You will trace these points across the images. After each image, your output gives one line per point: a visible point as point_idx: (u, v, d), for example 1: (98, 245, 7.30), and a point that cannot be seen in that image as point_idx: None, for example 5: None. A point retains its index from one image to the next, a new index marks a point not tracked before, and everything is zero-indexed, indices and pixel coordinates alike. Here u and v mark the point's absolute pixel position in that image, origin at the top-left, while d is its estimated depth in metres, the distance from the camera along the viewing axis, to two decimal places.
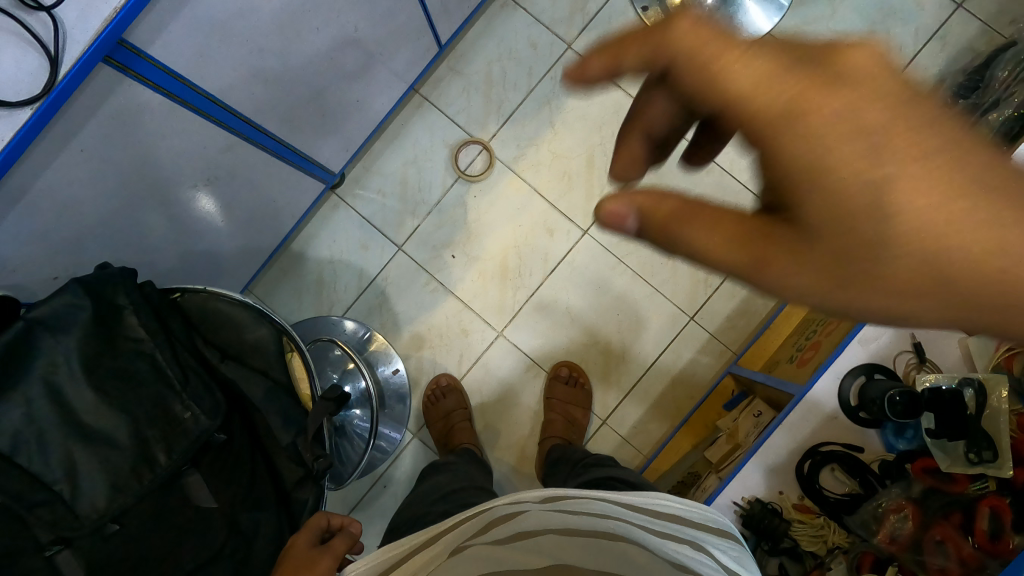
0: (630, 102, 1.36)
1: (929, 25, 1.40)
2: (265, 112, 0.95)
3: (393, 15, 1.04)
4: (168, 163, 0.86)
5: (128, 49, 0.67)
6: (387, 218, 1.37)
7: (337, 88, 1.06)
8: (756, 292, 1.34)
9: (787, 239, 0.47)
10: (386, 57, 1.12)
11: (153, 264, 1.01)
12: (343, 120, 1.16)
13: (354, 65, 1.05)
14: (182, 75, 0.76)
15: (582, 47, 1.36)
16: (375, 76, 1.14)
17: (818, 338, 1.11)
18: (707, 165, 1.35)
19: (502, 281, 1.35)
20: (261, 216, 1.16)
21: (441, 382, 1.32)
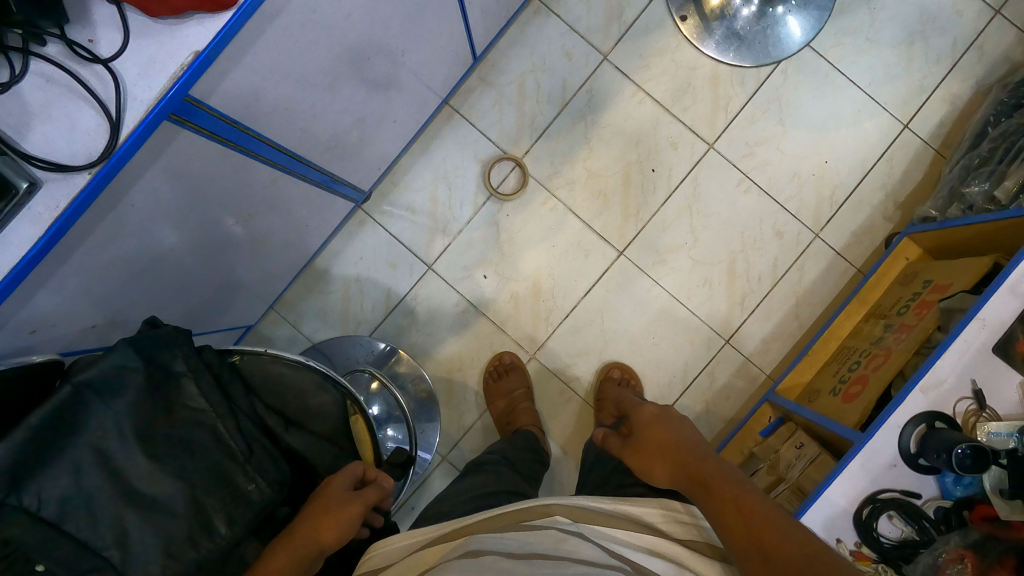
0: (667, 118, 1.31)
1: (966, 34, 1.33)
2: (307, 141, 0.89)
3: (427, 30, 0.96)
4: (212, 202, 0.80)
5: (197, 106, 0.62)
6: (416, 237, 1.34)
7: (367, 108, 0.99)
8: (791, 315, 1.33)
9: (717, 496, 0.69)
10: (417, 70, 1.05)
11: (185, 297, 0.96)
12: (372, 135, 1.10)
13: (384, 82, 0.98)
14: (242, 123, 0.72)
15: (619, 58, 1.31)
16: (405, 87, 1.06)
17: (863, 372, 1.10)
18: (746, 184, 1.32)
19: (536, 303, 1.34)
20: (286, 232, 1.11)
21: (504, 360, 1.32)
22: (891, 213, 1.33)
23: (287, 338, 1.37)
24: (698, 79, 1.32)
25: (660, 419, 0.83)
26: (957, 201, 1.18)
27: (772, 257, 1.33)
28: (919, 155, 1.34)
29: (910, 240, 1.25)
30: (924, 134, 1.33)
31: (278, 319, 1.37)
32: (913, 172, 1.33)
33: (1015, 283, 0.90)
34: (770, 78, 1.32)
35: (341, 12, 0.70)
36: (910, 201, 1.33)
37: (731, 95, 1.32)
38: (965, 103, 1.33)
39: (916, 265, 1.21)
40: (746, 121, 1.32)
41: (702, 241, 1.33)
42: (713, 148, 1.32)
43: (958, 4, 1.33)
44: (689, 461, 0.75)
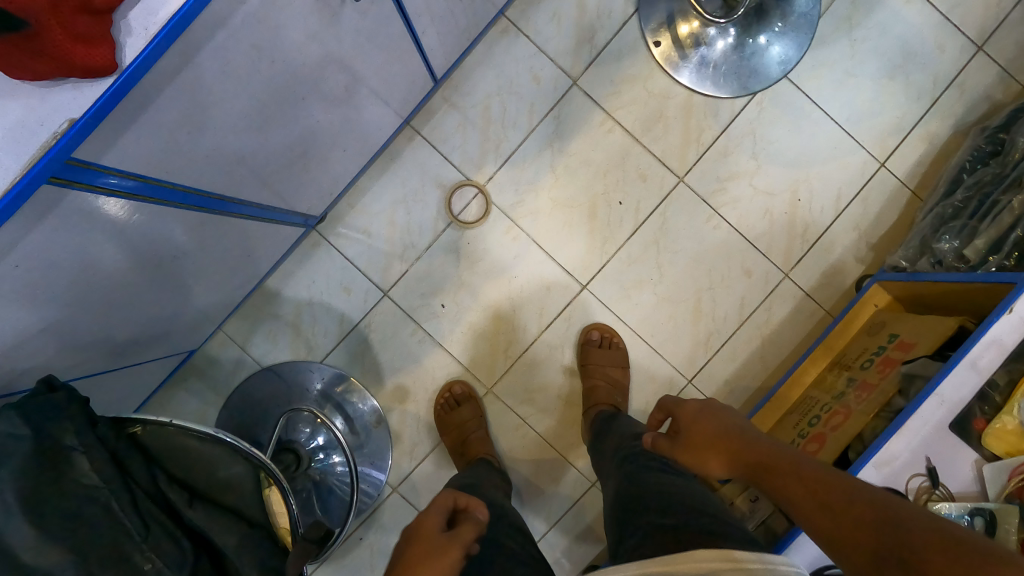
0: (636, 148, 1.26)
1: (948, 70, 1.27)
2: (234, 178, 0.84)
3: (368, 59, 0.90)
4: (127, 252, 0.75)
5: (91, 168, 0.58)
6: (372, 261, 1.30)
7: (304, 137, 0.93)
8: (756, 357, 1.29)
9: (777, 475, 0.66)
10: (363, 97, 0.99)
11: (112, 336, 0.92)
12: (316, 161, 1.04)
13: (324, 112, 0.92)
14: (156, 176, 0.68)
15: (588, 84, 1.25)
16: (350, 113, 1.00)
17: (821, 430, 1.07)
18: (715, 221, 1.27)
19: (495, 333, 1.30)
20: (225, 262, 1.06)
21: (455, 390, 1.28)
22: (864, 254, 1.29)
23: (235, 359, 1.34)
24: (670, 109, 1.26)
25: (703, 412, 0.78)
26: (924, 254, 1.15)
27: (739, 295, 1.29)
28: (895, 195, 1.29)
29: (880, 286, 1.20)
30: (901, 174, 1.28)
31: (226, 340, 1.34)
32: (888, 213, 1.28)
33: (974, 358, 0.86)
34: (745, 110, 1.27)
35: (252, 60, 0.64)
36: (883, 243, 1.28)
37: (704, 127, 1.27)
38: (944, 141, 1.28)
39: (882, 316, 1.17)
40: (718, 155, 1.27)
41: (669, 277, 1.28)
42: (683, 181, 1.27)
43: (941, 38, 1.27)
44: (742, 449, 0.72)
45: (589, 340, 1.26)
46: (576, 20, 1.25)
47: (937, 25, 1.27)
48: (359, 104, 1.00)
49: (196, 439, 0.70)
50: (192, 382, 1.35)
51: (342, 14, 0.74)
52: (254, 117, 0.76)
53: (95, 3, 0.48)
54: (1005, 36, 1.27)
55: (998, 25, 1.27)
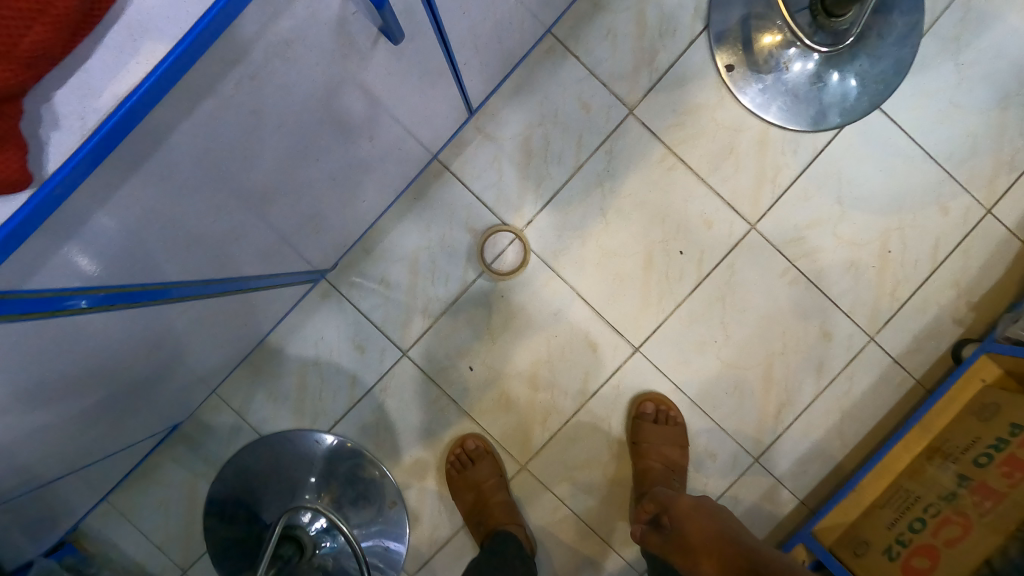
0: (701, 189, 1.07)
1: None
2: (226, 256, 0.66)
3: (397, 98, 0.71)
4: (82, 363, 0.58)
5: (62, 293, 0.43)
6: (391, 316, 1.13)
7: (315, 193, 0.75)
8: (835, 432, 1.12)
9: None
10: (386, 141, 0.81)
11: (77, 436, 0.75)
12: (326, 214, 0.86)
13: (341, 165, 0.74)
14: (150, 282, 0.54)
15: (647, 114, 1.06)
16: (370, 158, 0.82)
17: (930, 541, 0.91)
18: (791, 275, 1.09)
19: (531, 401, 1.12)
20: (212, 329, 0.88)
21: (468, 446, 1.11)
22: (963, 313, 1.11)
23: (231, 424, 1.18)
24: (742, 143, 1.06)
25: (698, 511, 0.93)
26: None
27: (816, 361, 1.11)
28: (1002, 246, 1.10)
29: (989, 357, 1.02)
30: (1011, 221, 1.09)
31: (220, 403, 1.18)
32: (993, 266, 1.10)
33: None
34: (830, 145, 1.08)
35: (249, 128, 0.46)
36: (986, 301, 1.10)
37: (780, 165, 1.07)
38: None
39: (992, 395, 0.99)
40: (796, 199, 1.08)
41: (734, 340, 1.10)
42: (755, 228, 1.08)
43: None
44: (732, 554, 0.86)
45: (642, 414, 1.09)
46: (635, 37, 1.05)
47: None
48: (381, 148, 0.82)
49: None
50: (181, 448, 1.19)
51: (374, 54, 0.56)
52: (256, 191, 0.58)
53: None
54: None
55: None
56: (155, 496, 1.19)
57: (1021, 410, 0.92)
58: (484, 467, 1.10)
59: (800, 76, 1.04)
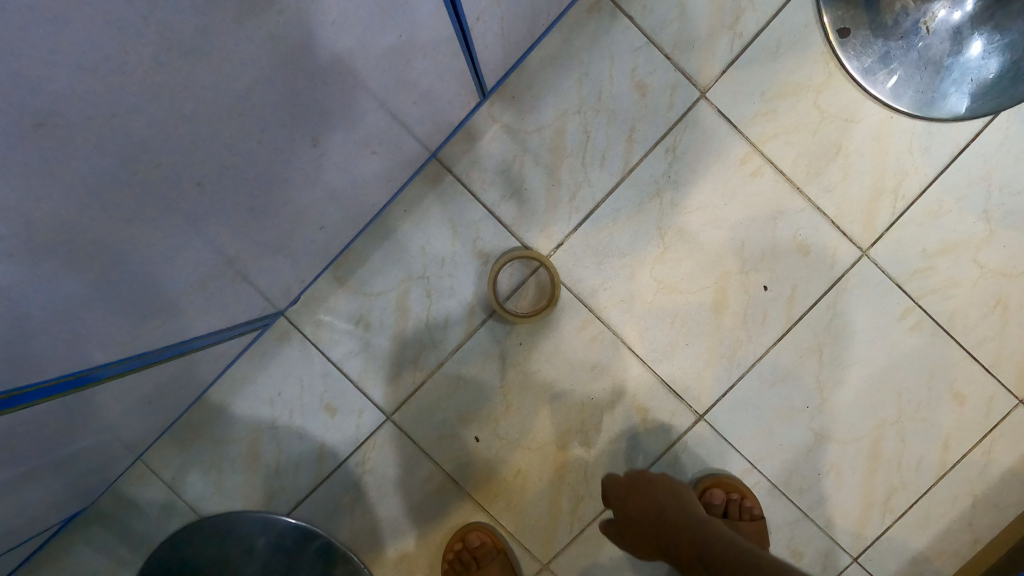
0: (796, 201, 0.78)
1: None
2: (46, 359, 0.37)
3: (363, 67, 0.42)
4: None
5: None
6: (374, 367, 0.86)
7: (228, 222, 0.45)
8: (963, 523, 0.84)
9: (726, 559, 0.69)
10: (348, 131, 0.51)
11: None
12: (264, 247, 0.57)
13: (272, 172, 0.44)
14: (24, 383, 0.38)
15: (726, 97, 0.76)
16: (327, 165, 0.53)
17: None
18: (914, 317, 0.80)
19: (557, 482, 0.85)
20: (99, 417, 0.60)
21: (471, 544, 0.84)
22: None
23: (162, 500, 0.89)
24: (857, 138, 0.77)
25: (643, 483, 0.79)
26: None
27: (941, 433, 0.83)
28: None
29: None
30: None
31: (147, 473, 0.89)
32: None
33: None
34: (978, 138, 0.77)
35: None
36: None
37: (906, 169, 0.77)
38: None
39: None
40: (928, 212, 0.78)
41: (833, 404, 0.82)
42: (867, 255, 0.79)
43: None
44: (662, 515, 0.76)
45: (709, 506, 0.81)
46: None
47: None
48: (341, 144, 0.52)
49: None
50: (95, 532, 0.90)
51: None
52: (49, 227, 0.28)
53: None
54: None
55: None
56: None
57: None
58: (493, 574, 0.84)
59: (943, 42, 0.76)
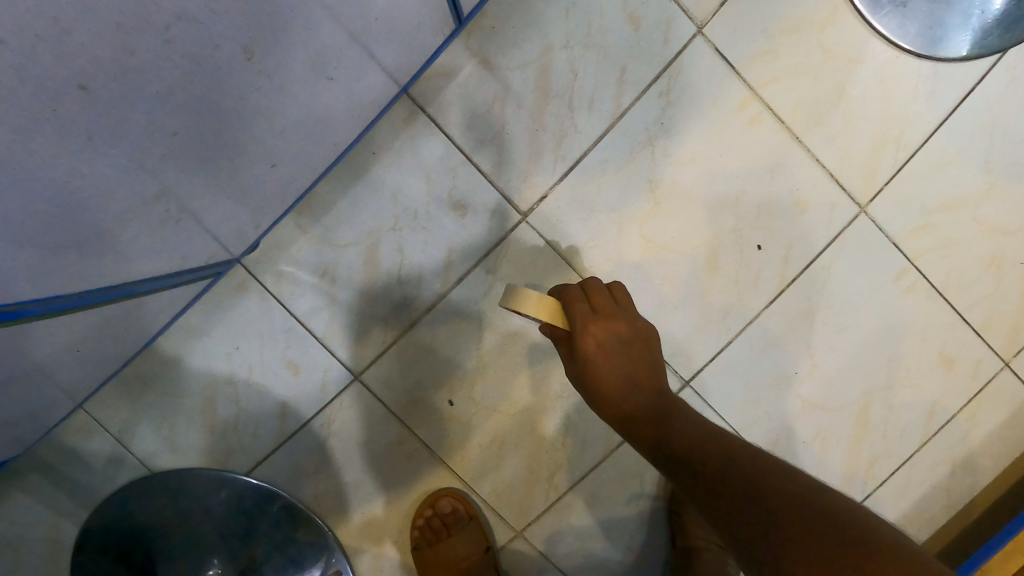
0: (796, 152, 0.73)
1: None
2: None
3: None
4: None
5: None
6: (338, 324, 0.80)
7: (149, 150, 0.38)
8: (940, 491, 0.85)
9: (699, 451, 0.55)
10: (302, 52, 0.44)
11: None
12: (215, 185, 0.52)
13: (210, 86, 0.38)
14: None
15: (727, 36, 0.70)
16: (295, 87, 0.48)
17: None
18: (908, 279, 0.78)
19: (534, 446, 0.82)
20: (34, 366, 0.53)
21: (442, 509, 0.81)
22: None
23: (107, 454, 0.84)
24: (860, 83, 0.73)
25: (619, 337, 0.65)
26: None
27: (930, 402, 0.82)
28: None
29: None
30: None
31: (89, 424, 0.83)
32: None
33: None
34: (984, 82, 0.74)
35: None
36: None
37: (910, 118, 0.74)
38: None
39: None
40: (930, 172, 0.76)
41: (823, 370, 0.79)
42: (865, 212, 0.76)
43: None
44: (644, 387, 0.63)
45: None
46: None
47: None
48: (295, 67, 0.45)
49: None
50: (35, 485, 0.84)
51: None
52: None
53: None
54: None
55: None
56: None
57: None
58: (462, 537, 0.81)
59: None
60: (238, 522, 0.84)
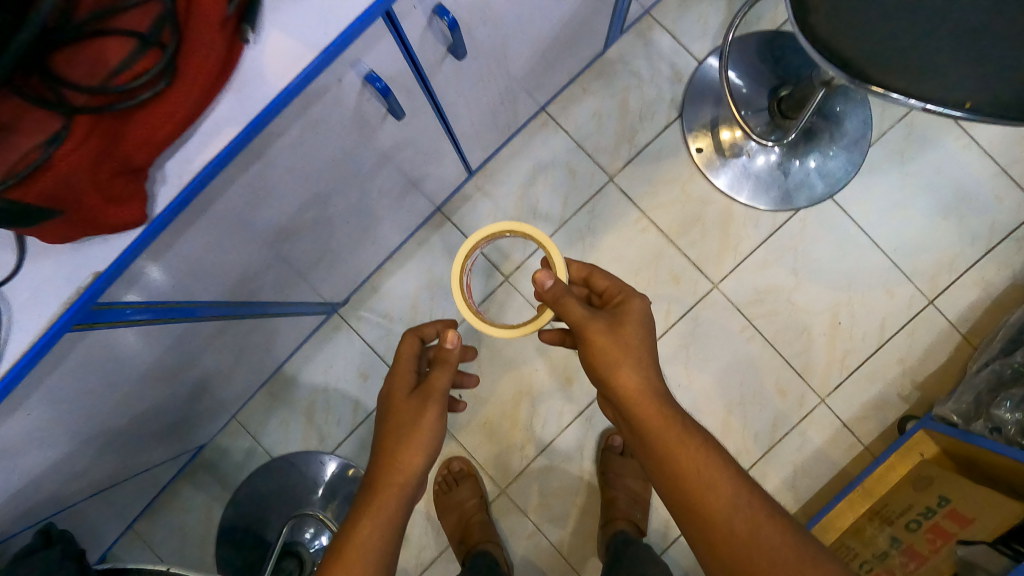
0: (671, 249, 1.21)
1: (1006, 220, 1.19)
2: (253, 287, 0.81)
3: (409, 160, 0.87)
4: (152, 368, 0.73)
5: (174, 303, 0.66)
6: (392, 345, 1.28)
7: (337, 237, 0.91)
8: (788, 486, 1.19)
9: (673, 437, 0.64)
10: (402, 194, 0.96)
11: (124, 449, 0.85)
12: (349, 258, 1.02)
13: (356, 210, 0.88)
14: (245, 304, 0.83)
15: (626, 182, 1.22)
16: (397, 208, 0.99)
17: (942, 522, 0.99)
18: (749, 333, 1.21)
19: (512, 429, 1.25)
20: (249, 353, 1.02)
21: (453, 468, 1.24)
22: (908, 390, 1.19)
23: (247, 447, 1.30)
24: (708, 215, 1.21)
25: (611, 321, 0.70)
26: (982, 421, 1.05)
27: (772, 414, 1.21)
28: (945, 334, 1.19)
29: (927, 433, 1.09)
30: (951, 315, 1.19)
31: (239, 428, 1.30)
32: (933, 358, 1.19)
33: None
34: (787, 223, 1.21)
35: (282, 165, 0.61)
36: (931, 386, 1.19)
37: (741, 237, 1.21)
38: (996, 292, 1.19)
39: (931, 470, 1.06)
40: (756, 266, 1.21)
41: (697, 386, 1.22)
42: (718, 287, 1.21)
43: (999, 188, 1.20)
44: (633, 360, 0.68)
45: (612, 445, 1.23)
46: (619, 119, 1.21)
47: (993, 175, 1.20)
48: (397, 201, 0.97)
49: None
50: (201, 471, 1.30)
51: (383, 125, 0.71)
52: (280, 220, 0.71)
53: (133, 161, 0.45)
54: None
55: None
56: (173, 523, 1.29)
57: (953, 484, 1.01)
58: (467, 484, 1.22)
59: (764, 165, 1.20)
60: (323, 485, 1.28)
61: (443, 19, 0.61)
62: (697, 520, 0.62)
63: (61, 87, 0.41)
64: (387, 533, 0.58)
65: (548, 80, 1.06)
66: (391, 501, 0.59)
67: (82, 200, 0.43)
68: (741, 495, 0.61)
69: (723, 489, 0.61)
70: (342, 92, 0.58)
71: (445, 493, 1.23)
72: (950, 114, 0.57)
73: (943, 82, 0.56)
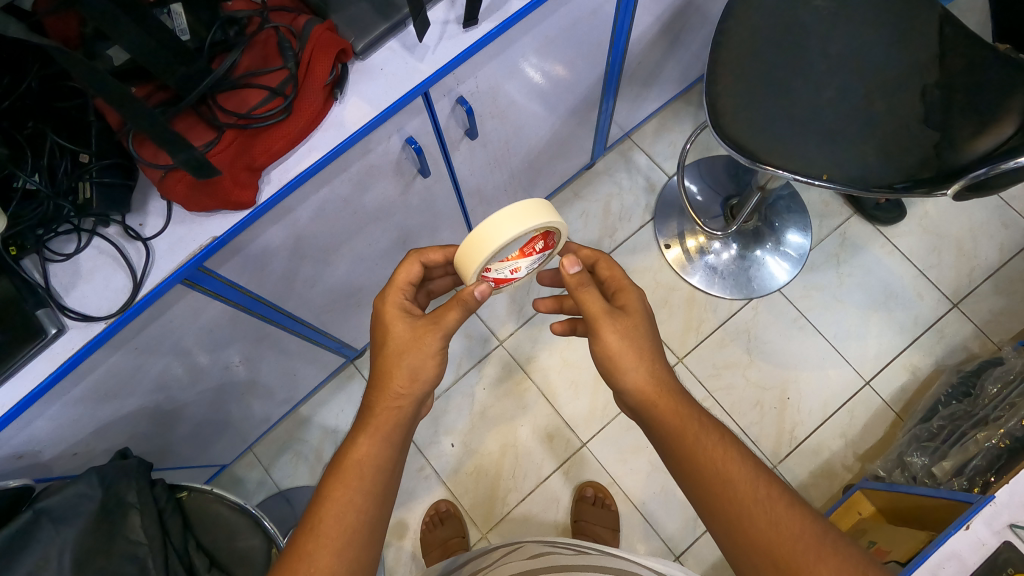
0: None
1: (927, 315, 1.30)
2: (294, 299, 0.95)
3: (427, 216, 1.09)
4: (215, 347, 0.88)
5: (237, 291, 0.83)
6: None
7: (369, 278, 1.09)
8: None
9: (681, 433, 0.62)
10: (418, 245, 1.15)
11: (168, 435, 0.96)
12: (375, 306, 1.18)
13: (385, 253, 1.07)
14: (299, 318, 1.01)
15: None
16: None
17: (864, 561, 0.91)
18: (709, 403, 1.28)
19: (496, 479, 1.33)
20: (279, 388, 1.14)
21: (440, 508, 1.30)
22: (850, 462, 1.24)
23: (257, 482, 1.28)
24: (675, 299, 1.36)
25: (639, 338, 0.65)
26: (901, 468, 1.05)
27: None
28: (878, 414, 1.25)
29: (863, 492, 1.04)
30: (885, 395, 1.26)
31: (252, 461, 1.29)
32: (872, 431, 1.24)
33: (935, 567, 0.71)
34: (742, 309, 1.34)
35: (344, 192, 0.84)
36: (869, 456, 1.23)
37: (703, 318, 1.34)
38: (923, 375, 1.27)
39: (865, 523, 1.00)
40: (714, 345, 1.33)
41: None
42: (682, 361, 1.32)
43: (920, 286, 1.32)
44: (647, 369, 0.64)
45: (583, 496, 1.29)
46: (601, 218, 1.44)
47: (913, 276, 1.32)
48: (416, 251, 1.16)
49: (229, 507, 0.77)
50: None
51: (414, 183, 0.96)
52: (328, 242, 0.90)
53: (256, 162, 0.67)
54: (980, 299, 1.30)
55: (972, 287, 1.31)
56: None
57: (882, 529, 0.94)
58: (451, 522, 1.28)
59: (720, 259, 1.37)
60: None
61: (463, 106, 0.88)
62: (727, 510, 0.58)
63: (219, 113, 0.67)
64: (384, 446, 0.63)
65: (542, 180, 1.33)
66: (390, 421, 0.64)
67: (221, 177, 0.65)
68: (769, 485, 0.58)
69: (745, 477, 0.58)
70: (389, 148, 0.84)
71: (432, 528, 1.28)
72: (813, 182, 0.76)
73: (808, 158, 0.77)
